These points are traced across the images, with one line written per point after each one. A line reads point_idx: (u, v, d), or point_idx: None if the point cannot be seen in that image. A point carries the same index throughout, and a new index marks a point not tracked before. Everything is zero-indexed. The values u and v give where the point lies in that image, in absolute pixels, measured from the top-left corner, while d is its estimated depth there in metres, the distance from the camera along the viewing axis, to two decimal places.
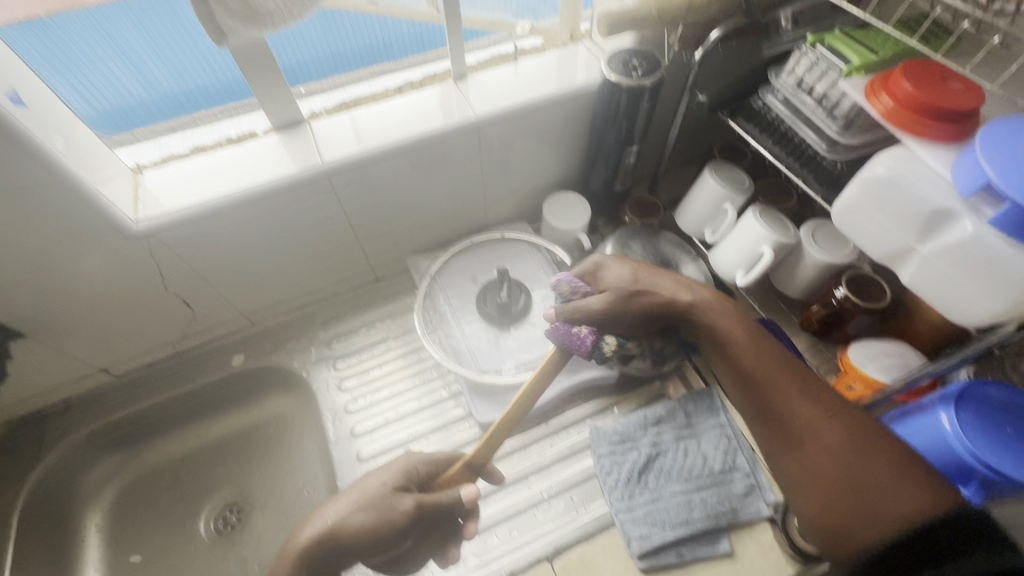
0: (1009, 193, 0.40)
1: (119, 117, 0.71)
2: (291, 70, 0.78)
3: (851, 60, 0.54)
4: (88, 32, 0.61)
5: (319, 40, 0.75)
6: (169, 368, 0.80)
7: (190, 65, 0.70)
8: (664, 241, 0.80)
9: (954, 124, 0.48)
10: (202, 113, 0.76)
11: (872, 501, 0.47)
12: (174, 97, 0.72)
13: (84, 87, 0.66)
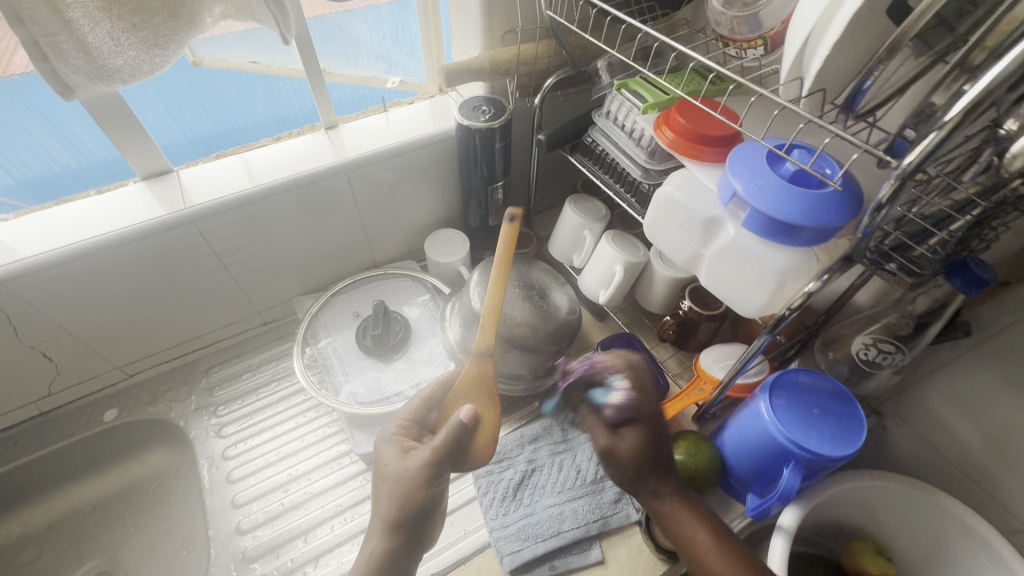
0: (752, 200, 0.45)
1: (42, 186, 0.69)
2: (231, 135, 0.78)
3: (646, 99, 0.57)
4: (17, 107, 0.62)
5: (251, 97, 0.76)
6: (25, 430, 0.73)
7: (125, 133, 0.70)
8: (535, 269, 0.77)
9: (723, 148, 0.52)
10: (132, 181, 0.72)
11: None
12: (104, 166, 0.71)
13: (6, 158, 0.65)
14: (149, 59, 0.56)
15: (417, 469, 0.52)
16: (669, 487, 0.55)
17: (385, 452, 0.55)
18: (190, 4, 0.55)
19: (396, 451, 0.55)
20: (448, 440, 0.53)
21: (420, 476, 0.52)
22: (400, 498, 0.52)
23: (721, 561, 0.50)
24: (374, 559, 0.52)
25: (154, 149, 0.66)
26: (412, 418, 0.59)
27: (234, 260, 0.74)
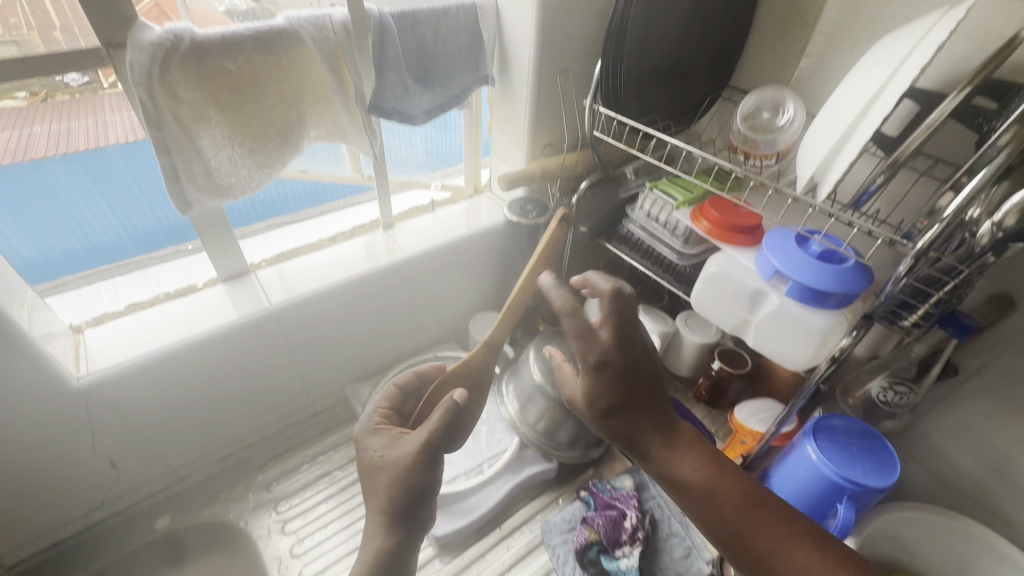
0: (792, 275, 0.56)
1: None
2: (239, 216, 0.78)
3: (677, 198, 0.70)
4: None
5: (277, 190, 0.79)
6: (72, 546, 0.69)
7: (60, 233, 0.65)
8: None
9: (752, 235, 0.64)
10: (67, 278, 0.70)
11: None
12: (33, 264, 0.65)
13: None
14: (259, 178, 0.64)
15: (410, 458, 0.49)
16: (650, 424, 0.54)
17: (372, 442, 0.54)
18: (297, 131, 0.65)
19: (387, 441, 0.53)
20: (438, 425, 0.49)
21: (417, 459, 0.49)
22: (400, 483, 0.49)
23: (720, 506, 0.51)
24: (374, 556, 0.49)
25: (239, 255, 0.71)
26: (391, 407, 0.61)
27: (300, 353, 0.78)
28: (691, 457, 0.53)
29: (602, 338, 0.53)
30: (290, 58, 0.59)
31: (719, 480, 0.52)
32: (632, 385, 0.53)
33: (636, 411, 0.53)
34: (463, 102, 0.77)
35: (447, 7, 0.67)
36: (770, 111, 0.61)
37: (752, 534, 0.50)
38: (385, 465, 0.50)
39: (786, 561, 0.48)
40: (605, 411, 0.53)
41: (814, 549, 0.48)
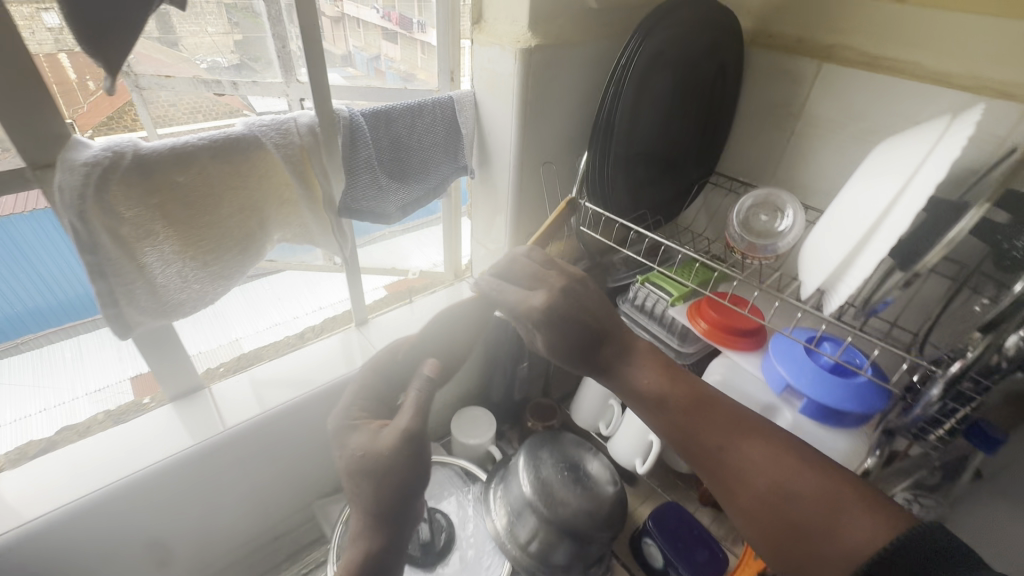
0: (808, 391, 0.51)
1: None
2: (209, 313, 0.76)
3: (671, 293, 0.67)
4: None
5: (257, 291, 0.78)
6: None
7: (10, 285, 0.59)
8: (567, 442, 0.78)
9: (754, 337, 0.60)
10: (26, 335, 0.65)
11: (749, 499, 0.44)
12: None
13: None
14: (214, 290, 0.58)
15: (390, 448, 0.45)
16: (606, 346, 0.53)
17: (353, 441, 0.47)
18: (259, 238, 0.59)
19: (366, 434, 0.47)
20: (416, 411, 0.47)
21: (398, 450, 0.45)
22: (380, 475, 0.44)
23: (672, 411, 0.49)
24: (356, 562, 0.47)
25: (190, 372, 0.64)
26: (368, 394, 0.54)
27: (261, 474, 0.69)
28: (649, 368, 0.51)
29: (557, 282, 0.52)
30: (250, 167, 0.54)
31: (675, 389, 0.50)
32: (589, 316, 0.52)
33: (591, 330, 0.52)
34: (441, 194, 0.72)
35: (423, 103, 0.64)
36: (767, 213, 0.57)
37: (702, 436, 0.47)
38: (363, 457, 0.45)
39: (732, 454, 0.46)
40: (567, 343, 0.52)
41: (762, 445, 0.46)
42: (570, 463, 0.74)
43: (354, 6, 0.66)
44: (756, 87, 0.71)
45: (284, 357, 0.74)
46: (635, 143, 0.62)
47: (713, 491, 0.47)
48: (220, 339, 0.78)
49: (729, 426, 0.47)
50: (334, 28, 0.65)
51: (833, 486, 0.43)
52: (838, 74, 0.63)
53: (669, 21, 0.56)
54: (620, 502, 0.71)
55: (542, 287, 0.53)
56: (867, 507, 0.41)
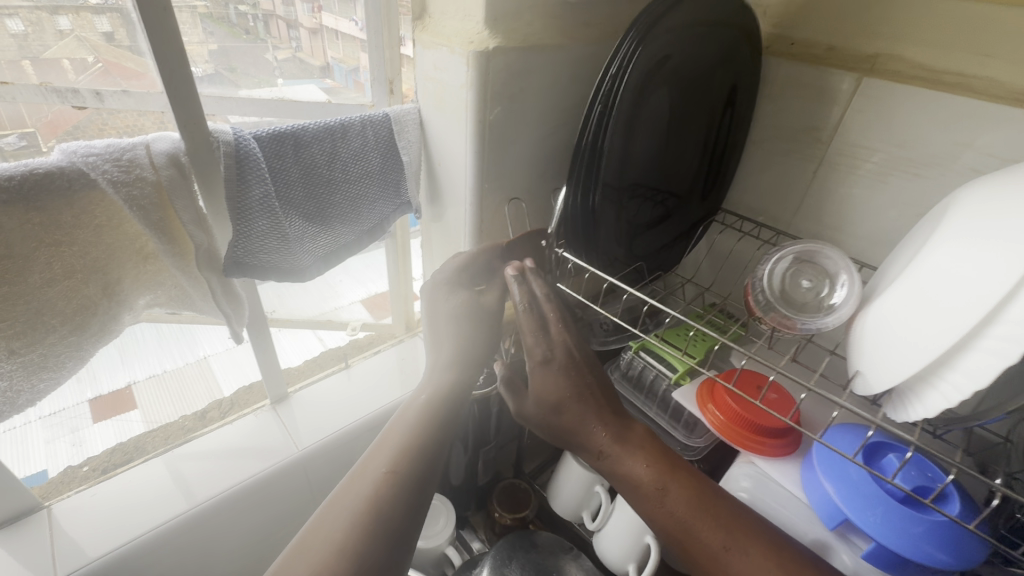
0: (878, 536, 0.36)
1: None
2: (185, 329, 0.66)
3: (675, 367, 0.52)
4: None
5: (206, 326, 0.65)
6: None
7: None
8: (543, 546, 0.61)
9: (787, 437, 0.45)
10: None
11: None
12: None
13: None
14: (30, 387, 0.40)
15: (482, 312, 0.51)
16: (599, 417, 0.44)
17: (447, 301, 0.51)
18: (105, 310, 0.42)
19: (462, 296, 0.52)
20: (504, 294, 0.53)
21: (475, 325, 0.51)
22: (461, 341, 0.49)
23: (669, 504, 0.40)
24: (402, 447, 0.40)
25: (16, 488, 0.47)
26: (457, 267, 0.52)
27: None
28: (641, 449, 0.43)
29: (559, 335, 0.45)
30: (74, 216, 0.37)
31: (674, 478, 0.41)
32: (579, 381, 0.45)
33: (578, 399, 0.44)
34: (379, 238, 0.57)
35: (346, 122, 0.48)
36: (813, 278, 0.44)
37: (706, 536, 0.38)
38: (461, 316, 0.51)
39: (742, 563, 0.37)
40: (555, 411, 0.45)
41: (773, 553, 0.37)
42: None
43: (331, 17, 0.53)
44: (775, 104, 0.58)
45: (187, 444, 0.58)
46: (626, 178, 0.47)
47: None
48: (187, 357, 0.67)
49: (737, 523, 0.39)
50: (310, 39, 0.53)
51: None
52: (884, 91, 0.49)
53: (671, 17, 0.41)
54: None
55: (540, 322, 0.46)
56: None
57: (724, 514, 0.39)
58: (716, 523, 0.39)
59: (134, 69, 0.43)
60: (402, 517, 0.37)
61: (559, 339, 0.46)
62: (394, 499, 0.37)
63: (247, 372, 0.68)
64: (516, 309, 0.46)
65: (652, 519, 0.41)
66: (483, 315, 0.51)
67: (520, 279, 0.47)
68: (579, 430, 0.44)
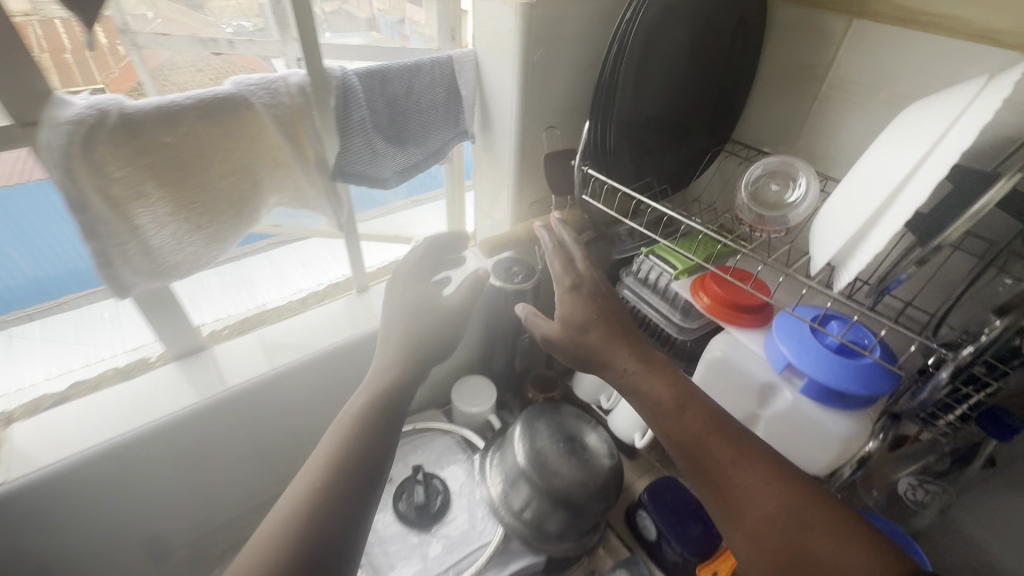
0: (809, 370, 0.48)
1: None
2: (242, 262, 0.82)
3: (676, 265, 0.64)
4: None
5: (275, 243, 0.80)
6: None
7: (23, 260, 0.59)
8: (565, 413, 0.77)
9: (758, 313, 0.57)
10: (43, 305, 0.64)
11: (750, 522, 0.42)
12: (36, 283, 0.62)
13: None
14: (208, 255, 0.58)
15: (448, 306, 0.66)
16: (622, 346, 0.53)
17: (413, 289, 0.65)
18: (253, 201, 0.58)
19: (429, 286, 0.67)
20: (467, 289, 0.68)
21: (441, 313, 0.64)
22: (418, 323, 0.61)
23: (685, 419, 0.47)
24: (357, 417, 0.49)
25: (189, 332, 0.65)
26: (427, 253, 0.70)
27: (264, 433, 0.71)
28: (660, 374, 0.50)
29: (586, 271, 0.58)
30: (239, 128, 0.52)
31: (688, 400, 0.48)
32: (605, 310, 0.54)
33: (604, 323, 0.53)
34: (442, 159, 0.71)
35: (419, 64, 0.61)
36: (780, 184, 0.55)
37: (716, 446, 0.45)
38: (427, 299, 0.65)
39: (744, 476, 0.43)
40: (581, 331, 0.54)
41: (771, 473, 0.43)
42: (566, 434, 0.73)
43: None
44: (782, 43, 0.66)
45: (291, 320, 0.76)
46: (643, 106, 0.60)
47: (714, 512, 0.45)
48: (249, 303, 0.80)
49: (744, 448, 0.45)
50: None
51: (846, 532, 0.40)
52: (873, 30, 0.57)
53: None
54: (614, 476, 0.71)
55: (575, 268, 0.58)
56: (868, 546, 0.39)
57: (731, 436, 0.46)
58: (725, 442, 0.45)
59: (195, 24, 0.53)
60: (364, 469, 0.46)
61: (582, 275, 0.58)
62: (358, 455, 0.46)
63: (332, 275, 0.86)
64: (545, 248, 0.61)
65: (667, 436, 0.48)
66: (442, 304, 0.65)
67: (547, 229, 0.63)
68: (603, 350, 0.53)
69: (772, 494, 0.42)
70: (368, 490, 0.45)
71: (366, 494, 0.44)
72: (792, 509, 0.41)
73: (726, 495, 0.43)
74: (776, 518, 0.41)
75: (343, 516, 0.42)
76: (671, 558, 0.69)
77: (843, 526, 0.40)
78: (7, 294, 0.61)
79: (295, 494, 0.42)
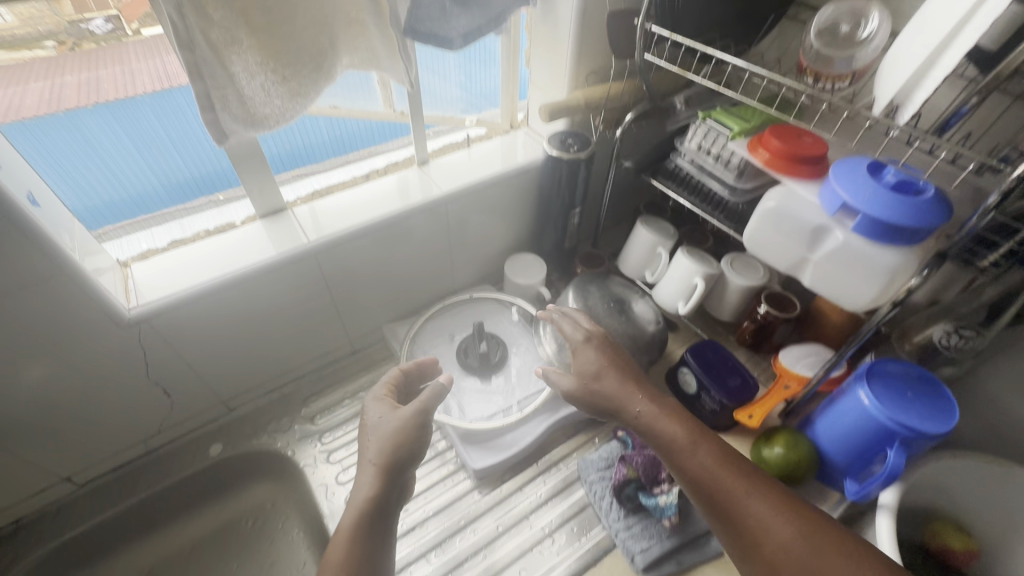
0: (864, 207, 0.51)
1: (109, 210, 0.67)
2: (295, 158, 0.78)
3: (732, 127, 0.65)
4: (91, 133, 0.59)
5: (322, 135, 0.78)
6: (108, 481, 0.73)
7: (140, 173, 0.66)
8: (614, 283, 0.81)
9: (815, 165, 0.59)
10: (175, 209, 0.72)
11: (770, 553, 0.46)
12: (181, 185, 0.70)
13: (94, 177, 0.62)
14: (292, 109, 0.62)
15: (402, 425, 0.57)
16: (634, 391, 0.59)
17: (373, 405, 0.60)
18: (331, 57, 0.61)
19: (388, 408, 0.60)
20: (426, 405, 0.59)
21: (403, 423, 0.57)
22: (389, 439, 0.56)
23: (699, 456, 0.52)
24: (366, 500, 0.52)
25: (273, 190, 0.71)
26: (397, 383, 0.65)
27: (338, 292, 0.79)
28: (673, 415, 0.56)
29: (594, 327, 0.68)
30: None
31: (702, 438, 0.54)
32: (614, 359, 0.63)
33: (616, 370, 0.62)
34: (502, 26, 0.72)
35: None
36: (849, 26, 0.56)
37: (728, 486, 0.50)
38: (376, 429, 0.57)
39: (760, 508, 0.48)
40: (594, 377, 0.62)
41: (782, 501, 0.49)
42: (616, 298, 0.79)
43: None
44: None
45: (352, 191, 0.79)
46: None
47: (734, 546, 0.49)
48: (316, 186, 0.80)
49: (757, 479, 0.51)
50: None
51: (858, 553, 0.45)
52: None
53: None
54: (659, 337, 0.77)
55: (590, 334, 0.66)
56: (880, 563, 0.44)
57: (744, 467, 0.51)
58: (739, 478, 0.50)
59: None
60: (372, 545, 0.50)
61: (595, 332, 0.67)
62: (366, 532, 0.50)
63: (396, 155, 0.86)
64: (552, 314, 0.71)
65: (687, 481, 0.52)
66: (405, 425, 0.57)
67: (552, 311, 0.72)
68: (617, 398, 0.59)
69: (788, 520, 0.47)
70: (376, 560, 0.49)
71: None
72: (805, 533, 0.46)
73: (747, 524, 0.48)
74: (794, 543, 0.46)
75: None
76: (709, 407, 0.76)
77: (855, 546, 0.45)
78: (161, 195, 0.70)
79: (330, 559, 0.48)
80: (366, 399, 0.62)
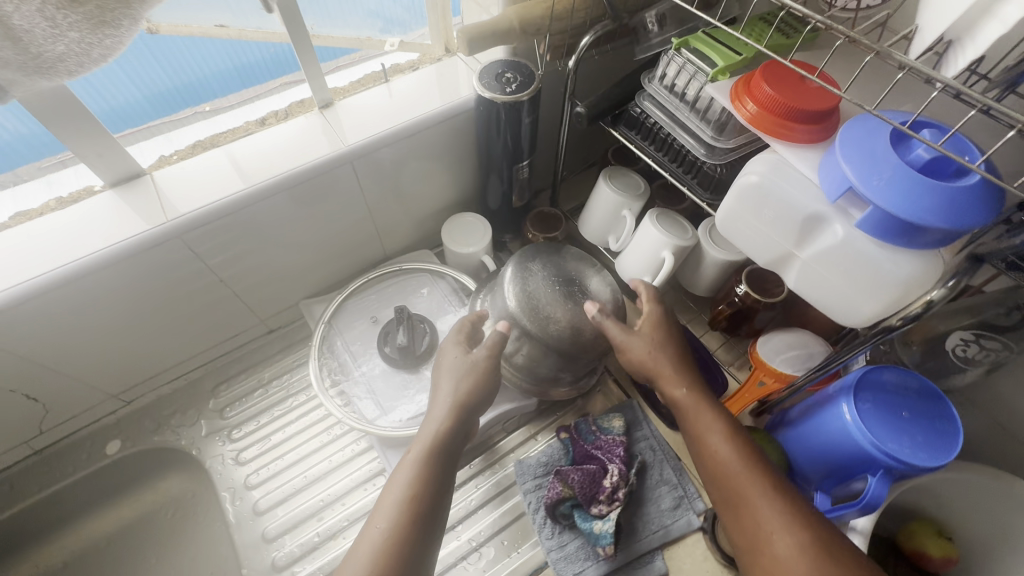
0: (873, 197, 0.36)
1: None
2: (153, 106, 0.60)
3: (715, 63, 0.47)
4: None
5: (181, 68, 0.59)
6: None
7: None
8: (568, 256, 0.67)
9: (819, 123, 0.42)
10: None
11: (767, 553, 0.43)
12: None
13: None
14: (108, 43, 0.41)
15: (475, 376, 0.55)
16: (686, 368, 0.55)
17: (448, 348, 0.57)
18: None
19: (461, 353, 0.57)
20: (493, 346, 0.56)
21: (475, 372, 0.55)
22: (462, 393, 0.54)
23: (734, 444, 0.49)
24: (437, 435, 0.51)
25: (118, 151, 0.54)
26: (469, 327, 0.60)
27: (232, 273, 0.65)
28: (715, 403, 0.52)
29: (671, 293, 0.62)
30: None
31: (739, 430, 0.50)
32: (672, 332, 0.58)
33: (672, 342, 0.57)
34: None
35: None
36: None
37: (746, 482, 0.46)
38: (461, 370, 0.55)
39: (773, 509, 0.44)
40: (653, 342, 0.57)
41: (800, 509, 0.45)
42: (564, 276, 0.64)
43: None
44: None
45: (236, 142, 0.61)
46: None
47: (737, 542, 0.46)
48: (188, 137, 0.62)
49: (783, 482, 0.47)
50: None
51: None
52: None
53: None
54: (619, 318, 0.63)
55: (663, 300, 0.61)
56: None
57: (771, 469, 0.47)
58: (762, 475, 0.47)
59: None
60: (436, 492, 0.48)
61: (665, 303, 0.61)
62: (431, 484, 0.48)
63: (294, 93, 0.67)
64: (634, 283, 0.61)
65: (711, 464, 0.49)
66: (473, 369, 0.55)
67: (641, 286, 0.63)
68: (666, 367, 0.55)
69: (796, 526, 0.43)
70: (435, 513, 0.47)
71: (433, 525, 0.47)
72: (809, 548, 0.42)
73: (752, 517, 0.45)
74: (797, 547, 0.42)
75: (414, 552, 0.44)
76: None
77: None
78: None
79: (396, 503, 0.46)
80: (439, 352, 0.58)
